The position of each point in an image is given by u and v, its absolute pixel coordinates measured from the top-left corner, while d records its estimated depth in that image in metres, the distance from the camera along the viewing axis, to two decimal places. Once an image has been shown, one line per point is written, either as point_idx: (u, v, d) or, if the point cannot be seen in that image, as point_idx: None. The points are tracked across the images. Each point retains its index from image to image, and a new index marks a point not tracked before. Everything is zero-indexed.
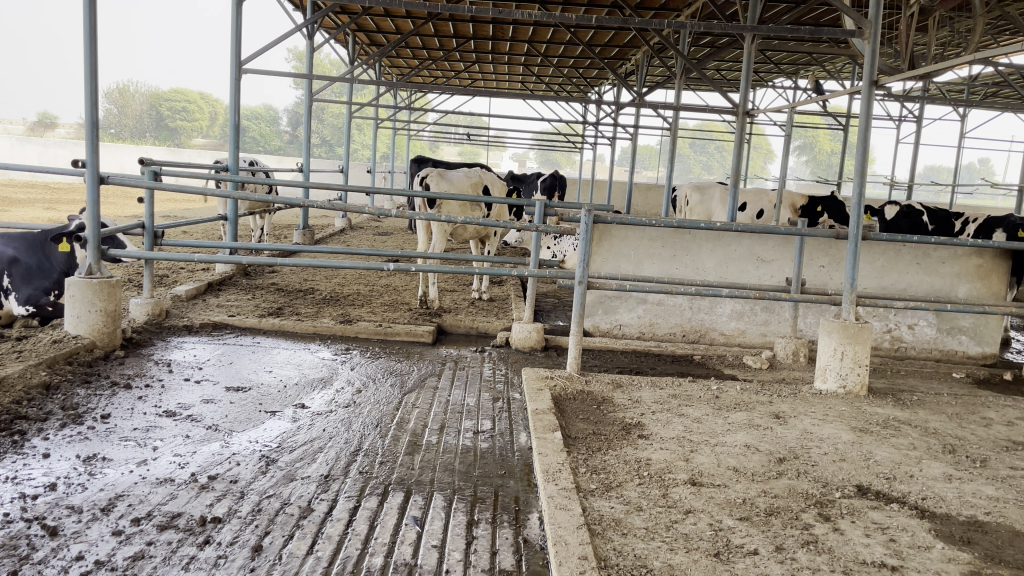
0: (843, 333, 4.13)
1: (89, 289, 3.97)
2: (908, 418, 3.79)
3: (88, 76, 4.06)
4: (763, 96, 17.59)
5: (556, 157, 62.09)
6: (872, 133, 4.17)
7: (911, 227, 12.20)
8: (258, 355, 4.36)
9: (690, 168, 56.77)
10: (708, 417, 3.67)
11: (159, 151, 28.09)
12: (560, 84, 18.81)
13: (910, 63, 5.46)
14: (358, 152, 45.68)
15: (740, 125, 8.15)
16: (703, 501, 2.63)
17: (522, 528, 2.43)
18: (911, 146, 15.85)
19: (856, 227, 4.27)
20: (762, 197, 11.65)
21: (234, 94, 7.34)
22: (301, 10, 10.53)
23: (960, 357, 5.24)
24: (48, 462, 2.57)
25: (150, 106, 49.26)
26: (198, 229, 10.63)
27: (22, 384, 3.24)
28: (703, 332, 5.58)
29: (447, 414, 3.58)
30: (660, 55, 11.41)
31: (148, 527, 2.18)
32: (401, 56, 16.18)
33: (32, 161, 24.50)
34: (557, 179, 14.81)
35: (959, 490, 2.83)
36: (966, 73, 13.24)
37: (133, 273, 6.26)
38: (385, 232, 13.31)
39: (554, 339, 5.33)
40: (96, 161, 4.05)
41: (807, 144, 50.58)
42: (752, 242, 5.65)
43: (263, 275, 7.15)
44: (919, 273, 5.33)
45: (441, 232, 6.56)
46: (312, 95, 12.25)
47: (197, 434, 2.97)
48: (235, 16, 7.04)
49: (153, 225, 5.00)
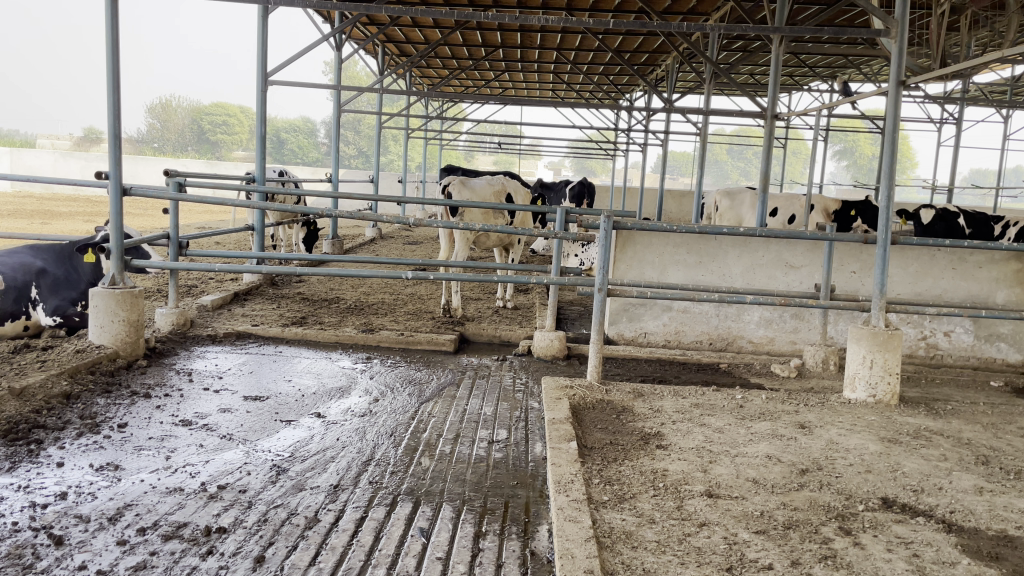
0: (872, 340, 4.01)
1: (112, 299, 4.06)
2: (941, 428, 3.64)
3: (111, 90, 4.16)
4: (797, 100, 17.30)
5: (589, 165, 61.92)
6: (901, 134, 4.03)
7: (947, 231, 11.81)
8: (280, 364, 4.40)
9: (725, 175, 56.16)
10: (730, 427, 3.58)
11: (199, 165, 28.88)
12: (590, 91, 18.75)
13: (943, 63, 5.28)
14: (392, 163, 46.26)
15: (770, 128, 7.97)
16: (719, 514, 2.55)
17: (531, 540, 2.39)
18: (952, 149, 15.36)
19: (884, 230, 4.14)
20: (794, 202, 11.41)
21: (261, 105, 7.46)
22: (330, 21, 10.71)
23: (998, 365, 5.03)
24: (61, 472, 2.62)
25: (191, 120, 50.73)
26: (232, 240, 10.84)
27: (43, 393, 3.32)
28: (730, 340, 5.46)
29: (463, 423, 3.56)
30: (689, 60, 11.27)
31: (153, 536, 2.20)
32: (430, 66, 16.37)
33: (77, 174, 25.49)
34: (586, 186, 14.74)
35: (991, 503, 2.69)
36: (1009, 73, 12.80)
37: (163, 284, 6.39)
38: (414, 241, 13.42)
39: (577, 347, 5.27)
40: (119, 173, 4.14)
41: (846, 148, 49.59)
42: (780, 248, 5.51)
43: (290, 284, 7.25)
44: (954, 278, 5.15)
45: (463, 241, 6.58)
46: (342, 107, 12.43)
47: (211, 443, 3.00)
48: (261, 28, 7.17)
49: (178, 236, 5.10)
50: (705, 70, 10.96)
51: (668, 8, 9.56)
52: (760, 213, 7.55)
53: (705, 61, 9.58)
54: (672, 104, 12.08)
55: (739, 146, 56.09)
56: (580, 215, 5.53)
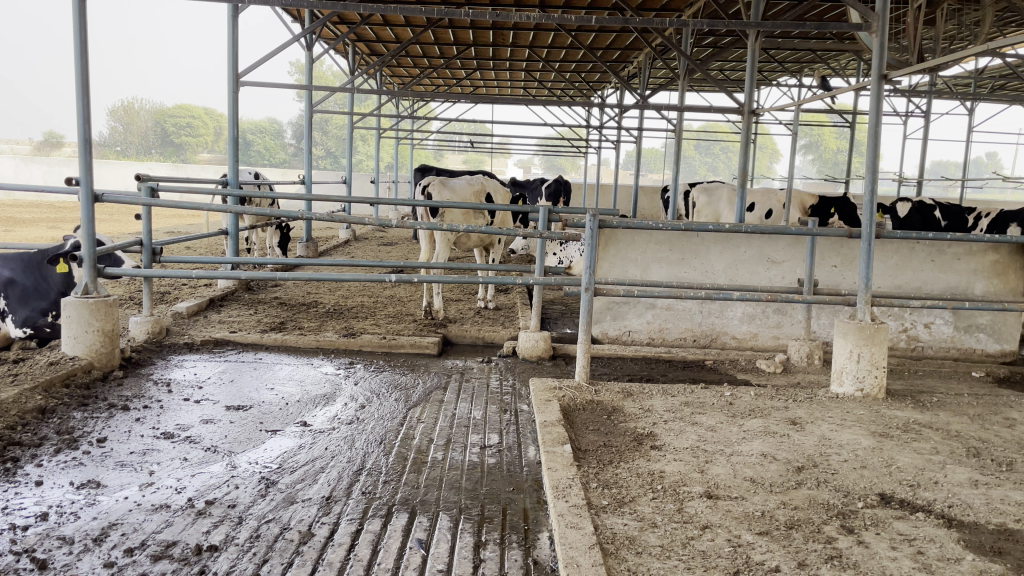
0: (859, 334, 4.02)
1: (85, 309, 3.90)
2: (930, 420, 3.67)
3: (80, 93, 3.99)
4: (767, 96, 17.47)
5: (561, 163, 61.94)
6: (883, 130, 4.05)
7: (924, 223, 12.07)
8: (260, 371, 4.28)
9: (694, 170, 56.65)
10: (722, 425, 3.56)
11: (165, 169, 28.18)
12: (563, 88, 18.73)
13: (919, 56, 5.33)
14: (362, 163, 45.82)
15: (746, 124, 7.94)
16: (721, 516, 2.51)
17: (533, 549, 2.33)
18: (920, 141, 15.59)
19: (868, 225, 4.16)
20: (770, 197, 11.54)
21: (232, 106, 7.28)
22: (301, 21, 10.52)
23: (978, 356, 5.10)
24: (41, 491, 2.49)
25: (155, 122, 49.71)
26: (203, 246, 10.60)
27: (16, 409, 3.17)
28: (713, 336, 5.46)
29: (453, 428, 3.48)
30: (663, 56, 11.28)
31: (142, 557, 2.10)
32: (402, 66, 16.21)
33: (37, 181, 24.75)
34: (562, 184, 14.83)
35: (988, 496, 2.71)
36: (973, 67, 13.05)
37: (134, 292, 6.22)
38: (389, 243, 13.30)
39: (563, 347, 5.22)
40: (90, 178, 3.98)
41: (812, 143, 50.34)
42: (761, 243, 5.52)
43: (266, 290, 7.09)
44: (933, 271, 5.21)
45: (444, 241, 6.50)
46: (313, 107, 12.20)
47: (196, 456, 2.89)
48: (231, 27, 6.99)
49: (150, 242, 4.94)
50: (678, 67, 11.00)
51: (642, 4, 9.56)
52: (738, 208, 7.56)
53: (680, 56, 9.60)
54: (646, 100, 12.08)
55: (709, 141, 56.63)
56: (564, 214, 5.48)
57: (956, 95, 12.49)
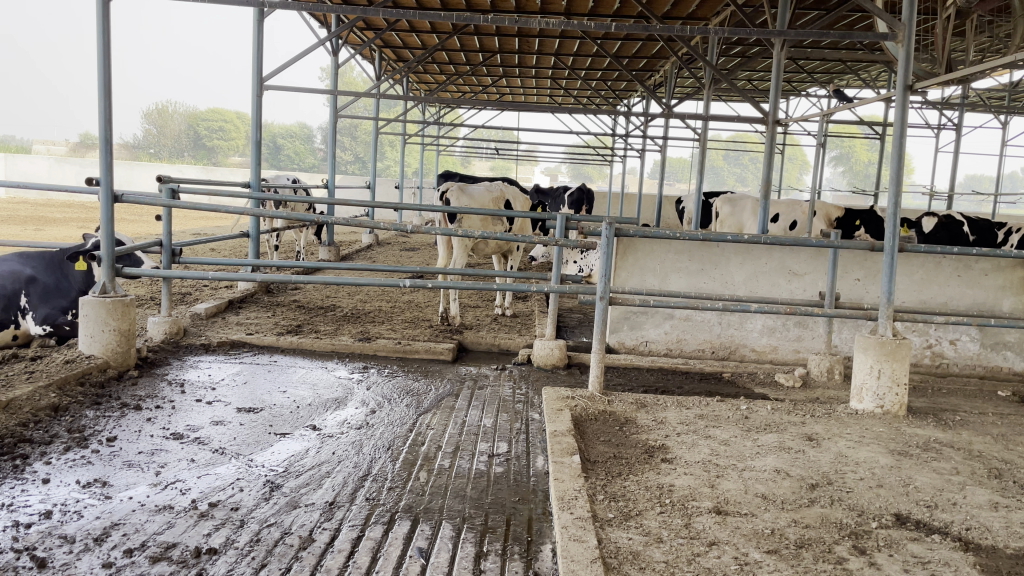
0: (880, 350, 3.93)
1: (102, 308, 3.97)
2: (951, 440, 3.56)
3: (103, 95, 4.07)
4: (795, 106, 17.23)
5: (587, 172, 61.89)
6: (908, 141, 3.95)
7: (951, 238, 11.82)
8: (275, 374, 4.31)
9: (721, 180, 56.21)
10: (736, 439, 3.49)
11: (194, 172, 28.71)
12: (588, 96, 18.73)
13: (948, 67, 5.21)
14: (388, 168, 46.20)
15: (772, 133, 7.81)
16: (729, 533, 2.46)
17: (534, 561, 2.30)
18: (953, 155, 15.23)
19: (890, 239, 4.06)
20: (795, 208, 11.36)
21: (256, 110, 7.36)
22: (328, 26, 10.63)
23: (1005, 374, 4.96)
24: (47, 489, 2.52)
25: (188, 126, 50.72)
26: (227, 248, 10.77)
27: (29, 406, 3.22)
28: (732, 349, 5.38)
29: (463, 435, 3.47)
30: (689, 65, 11.18)
31: (141, 558, 2.11)
32: (427, 72, 16.34)
33: (70, 181, 25.42)
34: (584, 191, 14.74)
35: (1007, 520, 2.61)
36: (1008, 79, 12.75)
37: (155, 292, 6.31)
38: (411, 248, 13.38)
39: (578, 356, 5.17)
40: (111, 179, 4.05)
41: (843, 155, 49.72)
42: (783, 254, 5.44)
43: (286, 292, 7.16)
44: (960, 286, 5.08)
45: (462, 247, 6.51)
46: (338, 112, 12.32)
47: (203, 458, 2.91)
48: (256, 32, 7.10)
49: (170, 242, 5.00)
50: (703, 76, 10.90)
51: (667, 12, 9.47)
52: (761, 220, 7.44)
53: (706, 65, 9.50)
54: (671, 108, 11.97)
55: (736, 152, 56.24)
56: (582, 222, 5.44)
57: (989, 108, 12.22)
